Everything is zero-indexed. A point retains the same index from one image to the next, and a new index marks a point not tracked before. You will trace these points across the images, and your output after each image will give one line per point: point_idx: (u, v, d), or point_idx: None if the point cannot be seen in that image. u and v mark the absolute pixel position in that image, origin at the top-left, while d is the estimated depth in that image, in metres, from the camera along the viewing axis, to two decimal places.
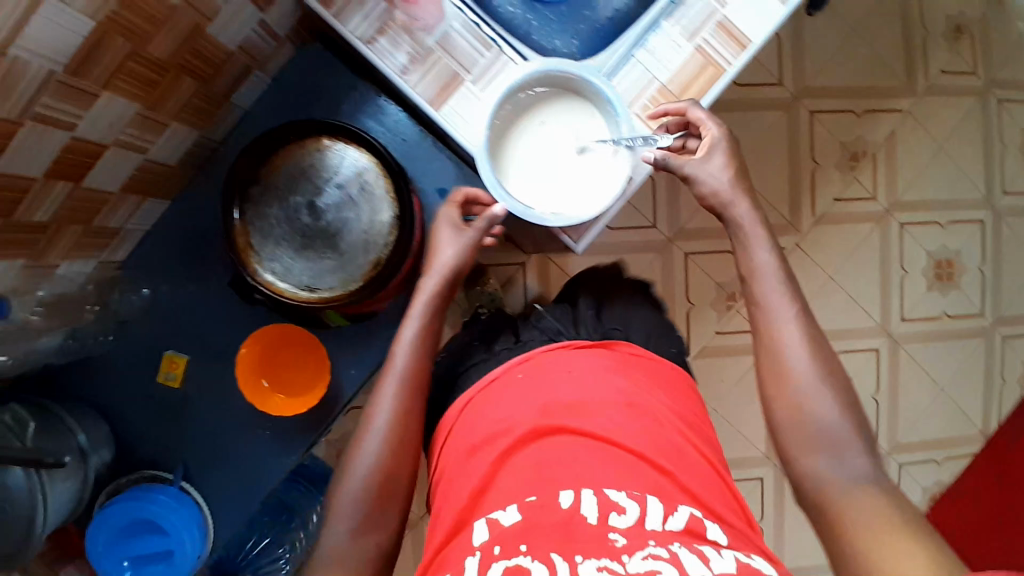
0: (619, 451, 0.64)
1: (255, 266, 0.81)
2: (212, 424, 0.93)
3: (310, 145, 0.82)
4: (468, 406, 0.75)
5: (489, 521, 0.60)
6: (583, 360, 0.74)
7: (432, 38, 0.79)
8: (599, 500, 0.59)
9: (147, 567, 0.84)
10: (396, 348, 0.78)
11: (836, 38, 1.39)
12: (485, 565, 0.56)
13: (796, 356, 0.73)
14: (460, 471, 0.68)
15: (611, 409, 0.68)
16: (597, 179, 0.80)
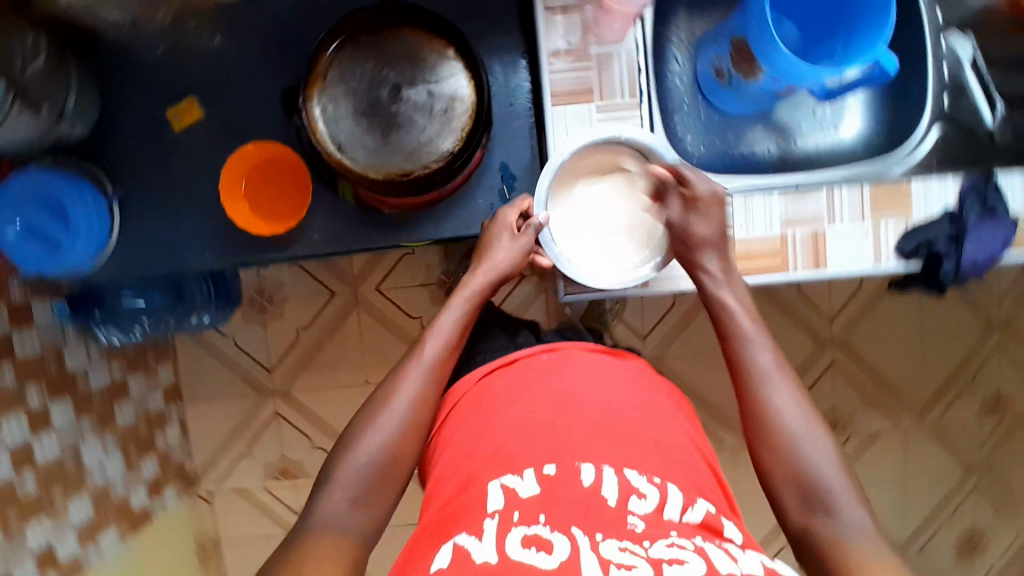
0: (637, 436, 0.66)
1: (313, 94, 0.81)
2: (171, 183, 0.90)
3: (436, 45, 0.82)
4: (486, 380, 0.77)
5: (503, 486, 0.61)
6: (606, 362, 0.77)
7: (598, 49, 0.80)
8: (622, 481, 0.61)
9: (29, 242, 0.85)
10: (430, 335, 0.78)
11: (903, 327, 1.40)
12: (501, 531, 0.56)
13: (785, 419, 0.68)
14: (465, 443, 0.70)
15: (634, 401, 0.71)
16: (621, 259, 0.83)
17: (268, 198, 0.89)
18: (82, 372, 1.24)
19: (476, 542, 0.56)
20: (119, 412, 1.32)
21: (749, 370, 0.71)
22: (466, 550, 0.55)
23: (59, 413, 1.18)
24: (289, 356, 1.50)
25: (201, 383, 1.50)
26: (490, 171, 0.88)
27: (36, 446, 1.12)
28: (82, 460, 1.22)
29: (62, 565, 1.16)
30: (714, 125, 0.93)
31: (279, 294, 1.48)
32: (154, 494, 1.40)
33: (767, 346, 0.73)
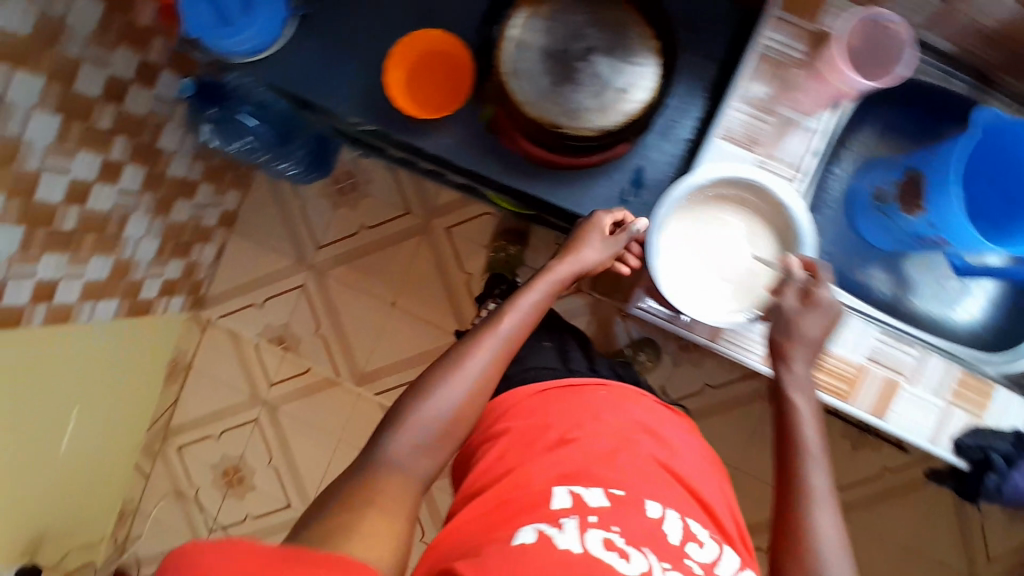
0: (677, 479, 0.83)
1: (520, 17, 0.86)
2: (351, 29, 0.92)
3: (645, 39, 0.85)
4: (543, 392, 0.92)
5: (573, 495, 0.76)
6: (661, 417, 0.93)
7: (787, 113, 0.78)
8: (684, 526, 0.76)
9: (201, 6, 0.84)
10: (511, 309, 0.81)
11: (887, 523, 1.44)
12: (581, 528, 0.70)
13: (822, 509, 0.68)
14: (532, 448, 0.84)
15: (674, 454, 0.87)
16: (711, 300, 0.77)
17: (425, 84, 0.88)
18: (167, 153, 1.28)
19: (558, 531, 0.70)
20: (177, 208, 1.35)
21: (801, 490, 0.69)
22: (552, 536, 0.69)
23: (130, 176, 1.22)
24: (340, 244, 1.52)
25: (255, 224, 1.54)
26: (625, 168, 0.88)
27: (95, 191, 1.16)
28: (125, 229, 1.26)
29: (58, 307, 1.19)
30: (846, 242, 0.92)
31: (363, 186, 1.51)
32: (163, 295, 1.44)
33: (825, 461, 0.71)
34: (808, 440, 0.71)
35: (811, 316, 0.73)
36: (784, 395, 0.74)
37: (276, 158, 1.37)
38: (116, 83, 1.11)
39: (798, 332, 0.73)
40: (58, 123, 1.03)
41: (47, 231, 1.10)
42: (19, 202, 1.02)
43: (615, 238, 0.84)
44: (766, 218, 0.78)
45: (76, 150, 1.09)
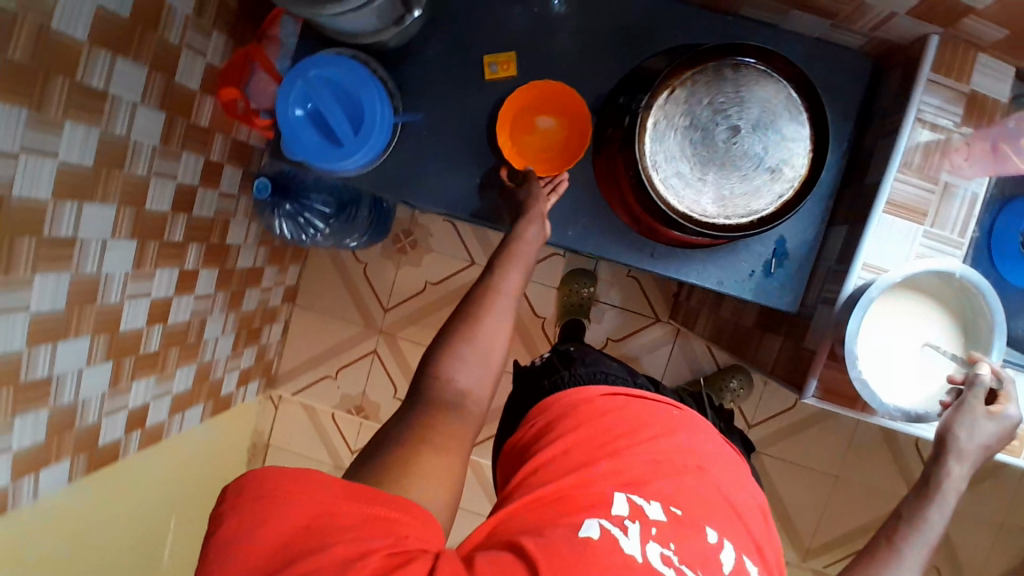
0: (741, 519, 0.69)
1: (658, 98, 0.77)
2: (457, 126, 0.88)
3: (792, 105, 0.78)
4: (612, 399, 0.80)
5: (633, 502, 0.64)
6: (721, 445, 0.80)
7: (948, 177, 0.77)
8: (740, 563, 0.63)
9: (309, 127, 0.82)
10: (510, 266, 0.74)
11: (977, 504, 1.47)
12: (642, 539, 0.59)
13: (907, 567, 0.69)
14: (599, 445, 0.72)
15: (736, 488, 0.74)
16: (902, 387, 0.75)
17: (557, 140, 0.88)
18: (235, 247, 1.21)
19: (622, 535, 0.58)
20: (248, 297, 1.29)
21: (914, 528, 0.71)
22: (612, 537, 0.58)
23: (204, 280, 1.15)
24: (408, 304, 1.47)
25: (319, 294, 1.48)
26: (766, 240, 0.85)
27: (175, 304, 1.09)
28: (202, 333, 1.19)
29: (149, 429, 1.13)
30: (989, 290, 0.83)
31: (424, 242, 1.46)
32: (240, 385, 1.38)
33: (935, 539, 0.71)
34: (931, 512, 0.71)
35: (995, 420, 0.71)
36: (941, 475, 0.72)
37: (337, 231, 1.28)
38: (186, 191, 1.04)
39: (969, 432, 0.71)
40: (140, 250, 0.96)
41: (134, 358, 1.03)
42: (107, 338, 0.94)
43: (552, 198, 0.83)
44: (954, 300, 0.76)
45: (155, 269, 1.01)
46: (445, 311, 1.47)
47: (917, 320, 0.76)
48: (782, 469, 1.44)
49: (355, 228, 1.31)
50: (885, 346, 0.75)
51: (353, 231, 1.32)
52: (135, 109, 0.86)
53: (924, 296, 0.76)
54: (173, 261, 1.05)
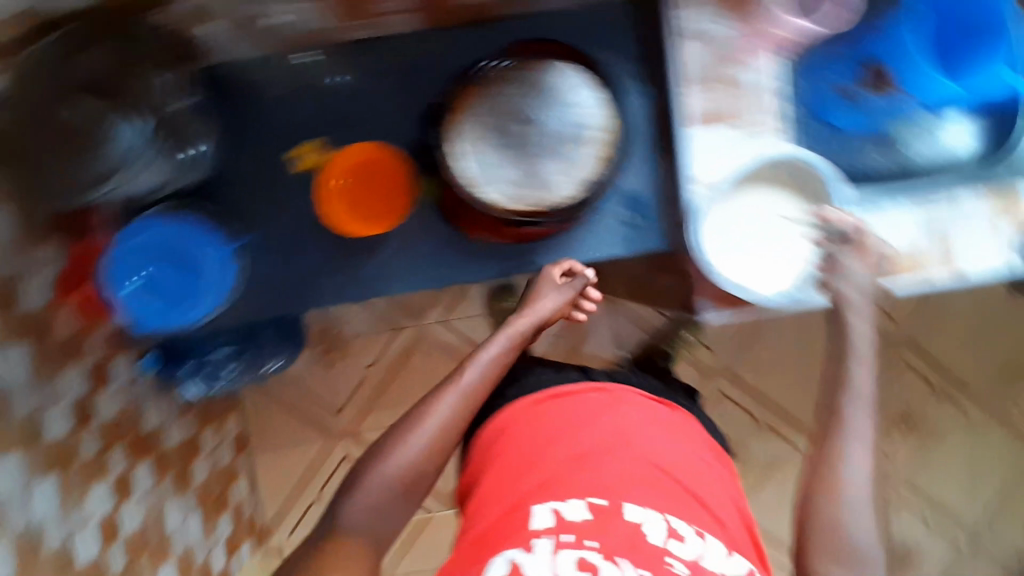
0: (668, 478, 0.82)
1: (454, 125, 0.80)
2: (291, 227, 0.87)
3: (572, 74, 0.81)
4: (541, 405, 0.91)
5: (557, 509, 0.76)
6: (644, 407, 0.91)
7: (731, 72, 0.83)
8: (665, 525, 0.76)
9: (146, 296, 0.80)
10: (471, 361, 0.83)
11: (968, 322, 1.42)
12: (554, 552, 0.71)
13: (855, 446, 0.74)
14: (529, 461, 0.84)
15: (666, 447, 0.86)
16: (775, 270, 0.86)
17: (383, 198, 0.84)
18: (161, 429, 1.19)
19: (527, 557, 0.72)
20: (195, 469, 1.26)
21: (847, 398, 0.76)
22: (520, 565, 0.71)
23: (141, 477, 1.12)
24: (357, 396, 1.45)
25: (272, 428, 1.46)
26: (614, 198, 0.88)
27: (124, 512, 1.02)
28: (165, 526, 1.16)
29: None
30: (831, 143, 0.91)
31: (343, 333, 1.44)
32: (231, 554, 1.35)
33: (868, 392, 0.77)
34: (853, 367, 0.77)
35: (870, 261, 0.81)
36: (845, 330, 0.80)
37: (257, 366, 1.31)
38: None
39: (857, 286, 0.80)
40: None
41: None
42: None
43: (552, 283, 0.87)
44: (785, 176, 0.85)
45: (85, 492, 0.98)
46: (393, 387, 1.45)
47: (759, 208, 0.87)
48: (763, 375, 1.46)
49: (273, 357, 1.32)
50: (744, 245, 0.86)
51: (272, 358, 1.33)
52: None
53: (757, 184, 0.86)
54: (99, 476, 1.01)
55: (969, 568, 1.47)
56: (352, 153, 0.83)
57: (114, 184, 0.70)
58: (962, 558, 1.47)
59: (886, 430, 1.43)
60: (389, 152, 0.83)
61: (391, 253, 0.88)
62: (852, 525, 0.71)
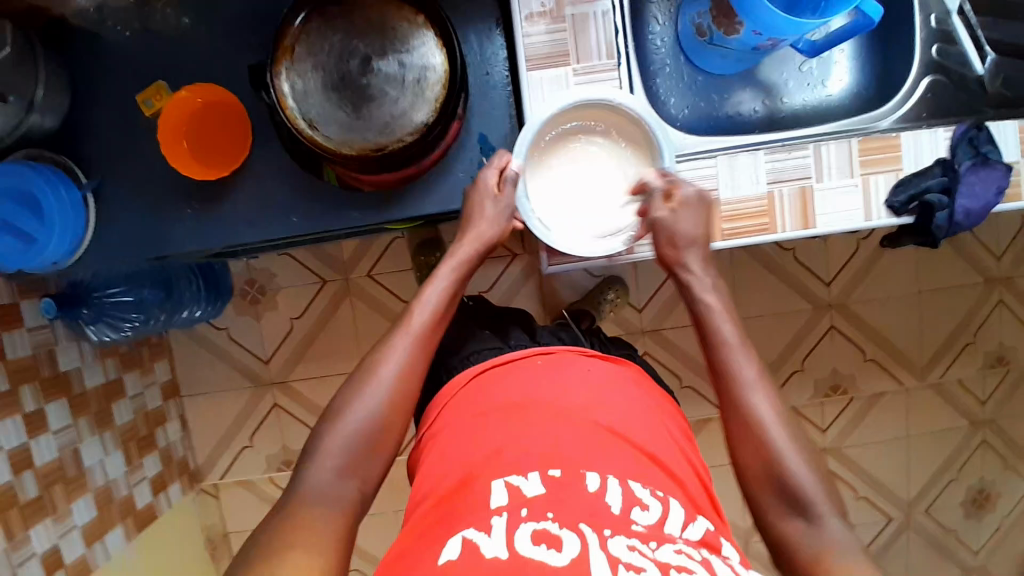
0: (626, 442, 0.68)
1: (281, 69, 0.79)
2: (146, 171, 0.88)
3: (402, 13, 0.80)
4: (478, 378, 0.78)
5: (510, 485, 0.61)
6: (600, 367, 0.78)
7: (573, 10, 0.78)
8: (625, 492, 0.61)
9: (8, 236, 0.84)
10: (416, 305, 0.76)
11: (901, 287, 1.38)
12: (511, 526, 0.57)
13: (761, 406, 0.67)
14: (469, 431, 0.70)
15: (624, 412, 0.72)
16: (588, 223, 0.81)
17: (222, 144, 0.87)
18: (76, 372, 1.21)
19: (486, 537, 0.56)
20: (116, 410, 1.31)
21: (727, 374, 0.69)
22: (477, 545, 0.55)
23: (55, 414, 1.15)
24: (285, 346, 1.48)
25: (202, 376, 1.50)
26: (469, 144, 0.87)
27: (35, 446, 1.10)
28: (82, 463, 1.20)
29: (69, 565, 1.14)
30: (696, 86, 0.91)
31: (271, 285, 1.46)
32: (159, 492, 1.40)
33: (735, 335, 0.71)
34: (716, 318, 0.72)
35: (692, 213, 0.76)
36: (688, 290, 0.75)
37: (167, 317, 1.33)
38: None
39: (694, 223, 0.75)
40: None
41: (17, 509, 1.05)
42: None
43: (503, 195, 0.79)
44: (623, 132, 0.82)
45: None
46: (318, 338, 1.48)
47: (596, 161, 0.83)
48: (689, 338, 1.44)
49: (187, 308, 1.36)
50: (569, 195, 0.82)
51: (187, 307, 1.36)
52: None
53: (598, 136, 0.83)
54: (8, 411, 1.05)
55: (901, 536, 1.45)
56: (196, 92, 0.85)
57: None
58: (892, 526, 1.45)
59: (816, 395, 1.40)
60: (234, 100, 0.85)
61: (245, 198, 0.88)
62: (785, 460, 0.64)
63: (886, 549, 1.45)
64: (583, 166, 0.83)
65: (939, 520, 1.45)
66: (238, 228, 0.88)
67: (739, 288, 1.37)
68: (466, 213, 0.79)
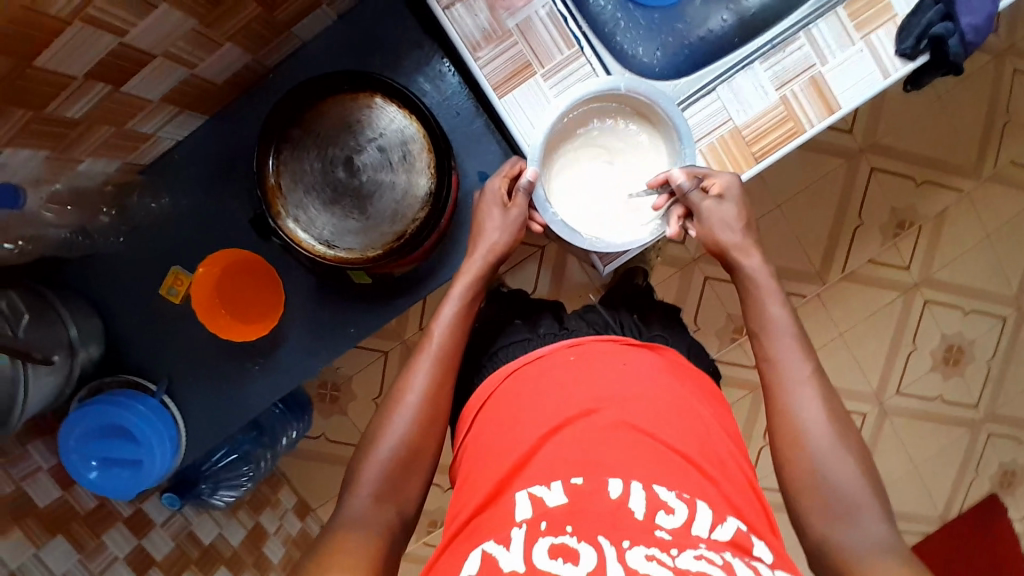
0: (657, 442, 0.60)
1: (279, 210, 0.79)
2: (198, 351, 0.89)
3: (362, 100, 0.81)
4: (514, 375, 0.71)
5: (532, 496, 0.56)
6: (631, 353, 0.70)
7: (514, 20, 0.77)
8: (649, 496, 0.54)
9: (114, 470, 0.83)
10: (434, 325, 0.74)
11: (919, 103, 1.34)
12: (530, 541, 0.52)
13: (810, 413, 0.64)
14: (499, 445, 0.64)
15: (666, 409, 0.63)
16: (615, 215, 0.80)
17: (257, 296, 0.88)
18: (219, 537, 1.24)
19: (504, 552, 0.52)
20: (269, 551, 1.31)
21: (778, 374, 0.67)
22: (495, 561, 0.51)
23: None
24: None
25: (322, 488, 1.54)
26: (471, 186, 0.86)
27: None
28: None
29: None
30: (657, 23, 0.89)
31: (342, 378, 1.50)
32: None
33: (789, 325, 0.68)
34: (768, 305, 0.69)
35: (731, 204, 0.73)
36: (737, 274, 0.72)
37: (269, 455, 1.37)
38: (132, 557, 1.05)
39: (724, 225, 0.72)
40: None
41: None
42: None
43: (514, 203, 0.77)
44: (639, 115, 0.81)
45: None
46: None
47: (612, 152, 0.81)
48: None
49: (284, 434, 1.41)
50: (591, 192, 0.80)
51: (284, 434, 1.41)
52: (38, 557, 0.88)
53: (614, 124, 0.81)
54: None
55: (1021, 328, 1.43)
56: (211, 265, 0.85)
57: (19, 413, 0.73)
58: (1009, 324, 1.43)
59: (884, 238, 1.37)
60: (247, 254, 0.86)
61: (298, 333, 0.89)
62: (828, 464, 0.62)
63: (1013, 347, 1.44)
64: (603, 160, 0.81)
65: None
66: (302, 361, 0.89)
67: (768, 178, 1.34)
68: (477, 219, 0.79)
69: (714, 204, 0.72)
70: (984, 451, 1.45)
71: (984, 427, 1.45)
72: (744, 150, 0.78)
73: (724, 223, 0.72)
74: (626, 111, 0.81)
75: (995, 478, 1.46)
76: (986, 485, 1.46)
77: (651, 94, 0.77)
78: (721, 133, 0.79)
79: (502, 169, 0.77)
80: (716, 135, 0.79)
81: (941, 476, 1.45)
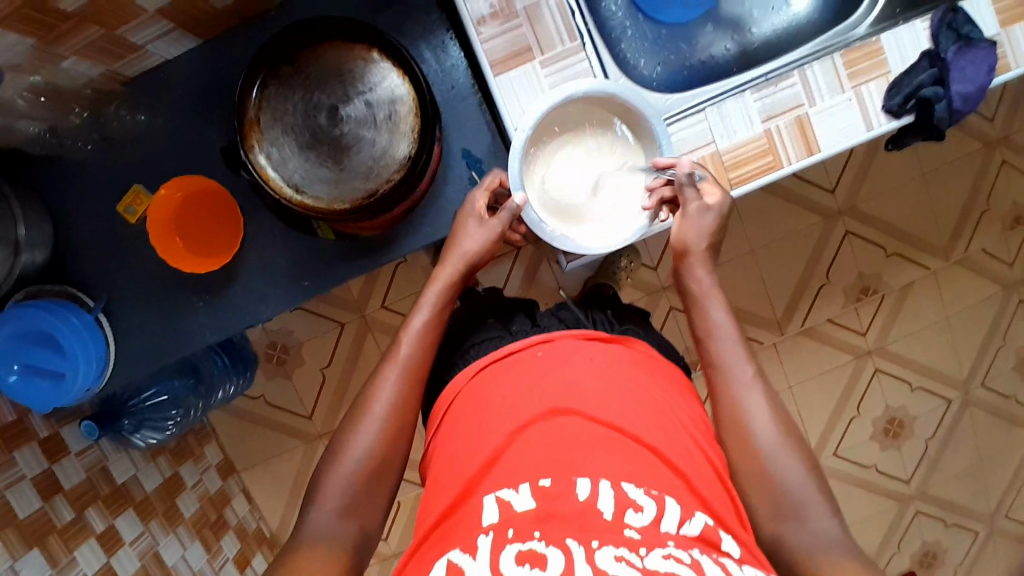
0: (625, 436, 0.59)
1: (254, 144, 0.80)
2: (146, 276, 0.87)
3: (359, 52, 0.81)
4: (482, 372, 0.69)
5: (500, 500, 0.54)
6: (602, 349, 0.69)
7: (523, 3, 0.79)
8: (617, 495, 0.53)
9: (34, 379, 0.80)
10: (403, 336, 0.72)
11: (903, 175, 1.37)
12: (496, 548, 0.49)
13: (756, 417, 0.63)
14: (464, 445, 0.62)
15: (631, 405, 0.62)
16: (597, 218, 0.80)
17: (214, 232, 0.87)
18: (133, 479, 1.19)
19: (470, 560, 0.49)
20: (182, 503, 1.26)
21: (726, 381, 0.66)
22: (460, 569, 0.49)
23: (126, 525, 1.12)
24: (323, 397, 1.49)
25: (251, 450, 1.51)
26: (452, 162, 0.85)
27: (117, 564, 1.06)
28: (165, 563, 1.15)
29: None
30: (662, 40, 0.92)
31: (293, 342, 1.48)
32: (245, 567, 1.36)
33: (728, 326, 0.69)
34: (712, 311, 0.70)
35: (711, 217, 0.73)
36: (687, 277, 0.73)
37: (202, 405, 1.36)
38: (41, 478, 1.00)
39: (698, 231, 0.72)
40: (38, 552, 0.94)
41: None
42: None
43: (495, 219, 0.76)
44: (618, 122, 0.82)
45: (71, 553, 0.99)
46: (350, 382, 1.48)
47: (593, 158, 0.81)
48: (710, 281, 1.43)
49: (222, 389, 1.39)
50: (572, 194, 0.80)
51: (221, 388, 1.39)
52: None
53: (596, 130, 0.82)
54: (80, 539, 1.01)
55: (964, 413, 1.46)
56: (174, 187, 0.84)
57: None
58: (953, 407, 1.46)
59: (846, 302, 1.40)
60: (216, 187, 0.85)
61: (251, 276, 0.87)
62: (779, 466, 0.61)
63: (953, 430, 1.46)
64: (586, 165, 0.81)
65: (997, 390, 1.45)
66: (250, 306, 0.88)
67: (748, 221, 1.36)
68: (453, 234, 0.78)
69: (700, 208, 0.73)
70: (908, 528, 1.47)
71: (912, 503, 1.47)
72: (721, 174, 0.80)
73: (696, 228, 0.73)
74: (609, 114, 0.82)
75: (913, 556, 1.48)
76: (904, 560, 1.48)
77: (640, 103, 0.78)
78: (702, 153, 0.80)
79: (482, 187, 0.78)
80: (697, 155, 0.80)
81: (864, 543, 1.46)
